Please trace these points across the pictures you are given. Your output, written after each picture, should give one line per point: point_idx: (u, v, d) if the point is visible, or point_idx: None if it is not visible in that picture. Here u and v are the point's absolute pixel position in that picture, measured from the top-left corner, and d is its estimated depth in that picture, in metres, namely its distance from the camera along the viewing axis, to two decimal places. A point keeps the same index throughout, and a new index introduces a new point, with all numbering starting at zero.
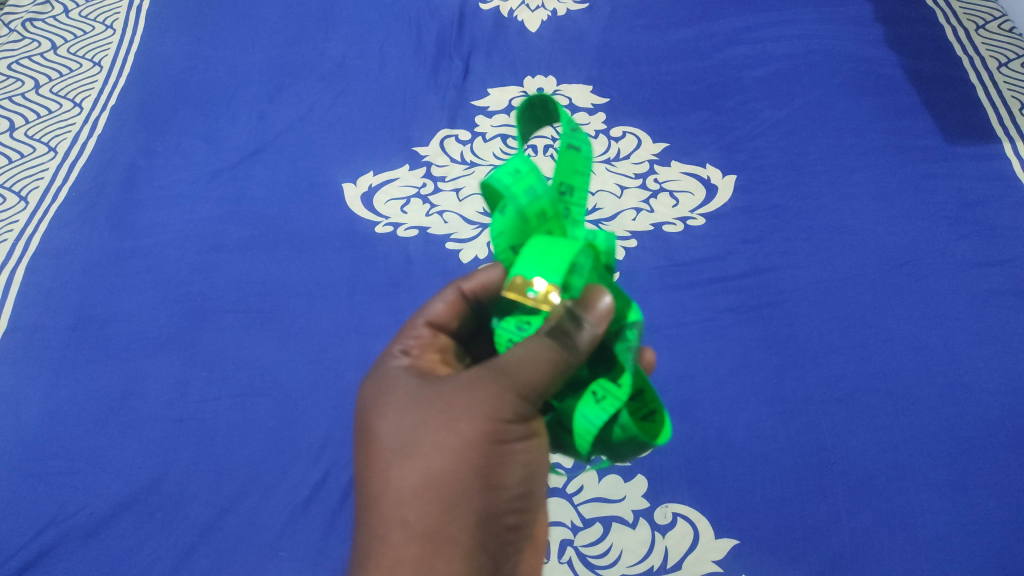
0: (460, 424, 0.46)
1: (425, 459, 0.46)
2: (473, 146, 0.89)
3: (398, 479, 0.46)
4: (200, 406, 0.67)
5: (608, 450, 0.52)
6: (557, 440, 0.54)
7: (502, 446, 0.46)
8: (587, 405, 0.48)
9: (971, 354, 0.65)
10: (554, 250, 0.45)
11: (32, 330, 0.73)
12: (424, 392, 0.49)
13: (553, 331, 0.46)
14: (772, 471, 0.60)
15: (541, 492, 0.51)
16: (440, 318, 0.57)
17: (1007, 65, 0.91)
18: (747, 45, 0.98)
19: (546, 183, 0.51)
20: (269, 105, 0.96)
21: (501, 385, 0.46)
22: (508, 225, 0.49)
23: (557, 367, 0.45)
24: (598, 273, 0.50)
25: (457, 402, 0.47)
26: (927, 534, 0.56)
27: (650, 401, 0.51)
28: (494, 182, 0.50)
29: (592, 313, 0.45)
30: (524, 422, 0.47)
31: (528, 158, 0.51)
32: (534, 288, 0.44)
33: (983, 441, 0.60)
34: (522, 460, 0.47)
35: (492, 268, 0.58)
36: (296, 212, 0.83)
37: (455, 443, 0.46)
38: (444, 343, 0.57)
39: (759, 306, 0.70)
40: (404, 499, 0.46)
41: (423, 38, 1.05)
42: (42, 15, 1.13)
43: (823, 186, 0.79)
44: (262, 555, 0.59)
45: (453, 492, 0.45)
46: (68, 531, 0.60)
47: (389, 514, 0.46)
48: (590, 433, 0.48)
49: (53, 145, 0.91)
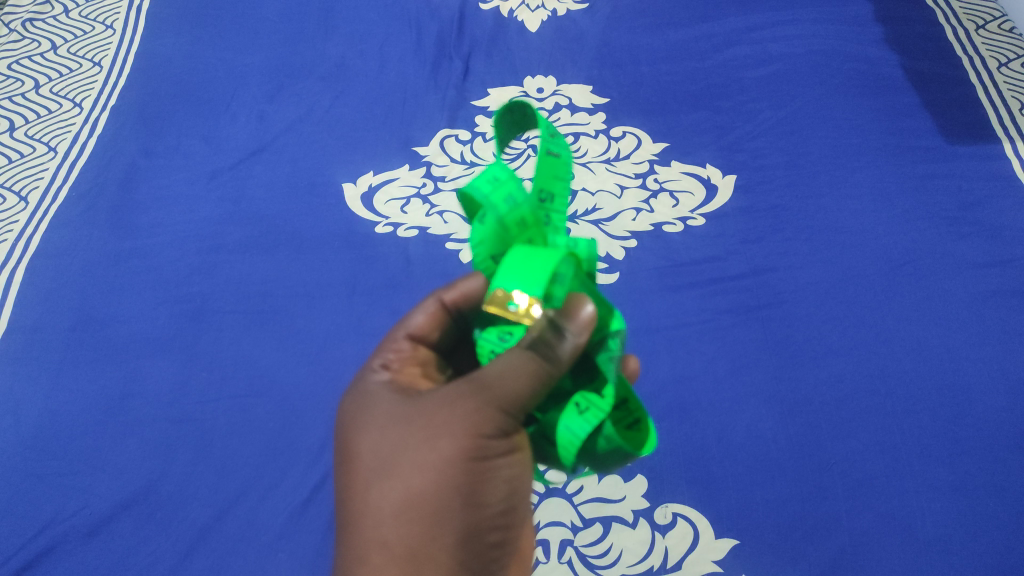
0: (440, 442, 0.46)
1: (404, 478, 0.46)
2: (473, 146, 0.89)
3: (377, 500, 0.46)
4: (200, 407, 0.67)
5: (592, 460, 0.52)
6: (541, 451, 0.54)
7: (483, 462, 0.46)
8: (571, 417, 0.49)
9: (971, 354, 0.65)
10: (536, 260, 0.46)
11: (32, 330, 0.73)
12: (403, 408, 0.49)
13: (534, 342, 0.45)
14: (771, 472, 0.60)
15: (524, 508, 0.50)
16: (420, 330, 0.57)
17: (1007, 65, 0.91)
18: (747, 45, 0.98)
19: (526, 191, 0.52)
20: (269, 105, 0.96)
21: (481, 399, 0.46)
22: (488, 234, 0.51)
23: (538, 378, 0.45)
24: (580, 281, 0.50)
25: (437, 418, 0.47)
26: (927, 534, 0.56)
27: (634, 410, 0.51)
28: (472, 191, 0.51)
29: (575, 322, 0.44)
30: (506, 436, 0.47)
31: (507, 166, 0.52)
32: (516, 302, 0.45)
33: (983, 442, 0.60)
34: (504, 476, 0.47)
35: (473, 278, 0.57)
36: (296, 213, 0.83)
37: (434, 461, 0.46)
38: (425, 357, 0.57)
39: (759, 307, 0.70)
40: (384, 519, 0.46)
41: (423, 38, 1.05)
42: (42, 15, 1.13)
43: (823, 186, 0.79)
44: (262, 556, 0.59)
45: (433, 511, 0.45)
46: (68, 532, 0.60)
47: (370, 535, 0.46)
48: (575, 444, 0.49)
49: (53, 145, 0.91)
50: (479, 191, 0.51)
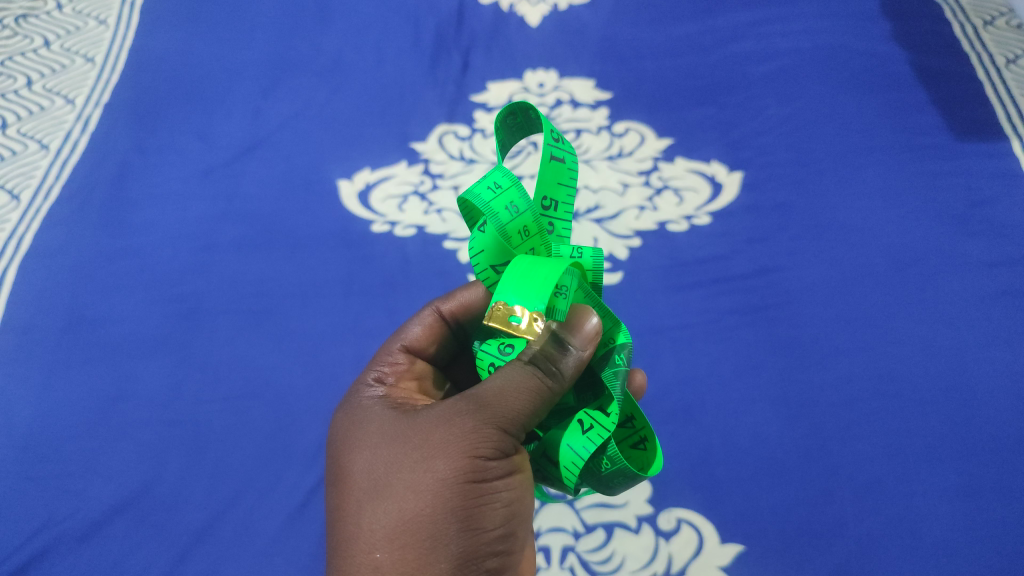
0: (437, 462, 0.45)
1: (399, 500, 0.44)
2: (473, 142, 0.87)
3: (371, 524, 0.45)
4: (194, 409, 0.65)
5: (596, 481, 0.51)
6: (542, 471, 0.53)
7: (481, 484, 0.44)
8: (574, 436, 0.50)
9: (982, 354, 0.63)
10: (538, 271, 0.47)
11: (21, 330, 0.71)
12: (399, 426, 0.48)
13: (536, 357, 0.47)
14: (778, 476, 0.58)
15: (524, 533, 0.48)
16: (416, 342, 0.59)
17: (1016, 61, 0.89)
18: (752, 41, 0.96)
19: (528, 197, 0.50)
20: (264, 101, 0.94)
21: (479, 419, 0.45)
22: (489, 242, 0.51)
23: (540, 394, 0.46)
24: (582, 291, 0.53)
25: (433, 438, 0.46)
26: (940, 539, 0.54)
27: (641, 428, 0.53)
28: (473, 197, 0.50)
29: (580, 336, 0.48)
30: (505, 457, 0.46)
31: (509, 171, 0.50)
32: (518, 317, 0.45)
33: (996, 444, 0.58)
34: (503, 499, 0.45)
35: (471, 288, 0.61)
36: (292, 211, 0.81)
37: (430, 482, 0.44)
38: (421, 370, 0.59)
39: (765, 307, 0.68)
40: (377, 543, 0.44)
41: (421, 32, 1.03)
42: (35, 11, 1.11)
43: (829, 184, 0.78)
44: (255, 561, 0.58)
45: (429, 535, 0.43)
46: (56, 538, 0.59)
47: (362, 561, 0.44)
48: (578, 465, 0.49)
49: (45, 143, 0.89)
50: (479, 199, 0.49)
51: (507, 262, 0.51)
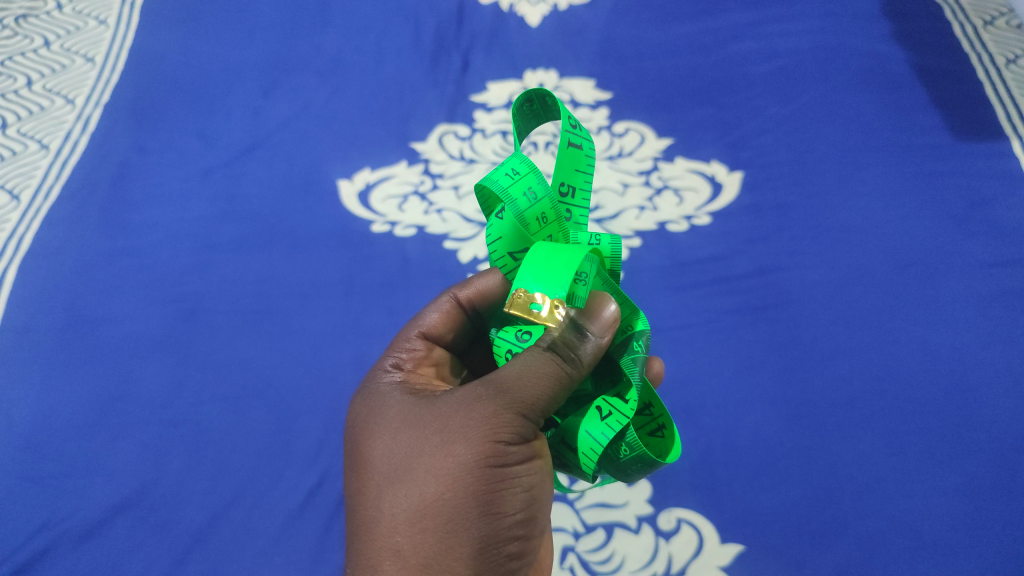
0: (458, 447, 0.45)
1: (420, 484, 0.44)
2: (473, 142, 0.87)
3: (391, 507, 0.45)
4: (195, 409, 0.65)
5: (614, 467, 0.51)
6: (561, 458, 0.54)
7: (502, 469, 0.45)
8: (593, 422, 0.50)
9: (980, 354, 0.63)
10: (557, 258, 0.47)
11: (21, 331, 0.71)
12: (418, 411, 0.48)
13: (554, 343, 0.47)
14: (778, 476, 0.58)
15: (543, 517, 0.48)
16: (434, 330, 0.59)
17: (1016, 61, 0.88)
18: (751, 41, 0.96)
19: (546, 184, 0.51)
20: (263, 101, 0.94)
21: (499, 403, 0.45)
22: (506, 230, 0.50)
23: (558, 379, 0.46)
24: (601, 279, 0.53)
25: (454, 422, 0.46)
26: (937, 538, 0.54)
27: (659, 416, 0.54)
28: (490, 183, 0.50)
29: (598, 322, 0.48)
30: (525, 442, 0.46)
31: (526, 158, 0.52)
32: (539, 305, 0.45)
33: (993, 444, 0.58)
34: (523, 483, 0.45)
35: (489, 274, 0.60)
36: (291, 211, 0.81)
37: (451, 467, 0.44)
38: (438, 357, 0.59)
39: (765, 307, 0.68)
40: (398, 527, 0.44)
41: (421, 32, 1.03)
42: (34, 10, 1.10)
43: (829, 184, 0.78)
44: (256, 560, 0.58)
45: (449, 519, 0.44)
46: (58, 537, 0.59)
47: (382, 544, 0.44)
48: (596, 450, 0.49)
49: (44, 142, 0.89)
50: (497, 185, 0.50)
51: (525, 249, 0.51)
